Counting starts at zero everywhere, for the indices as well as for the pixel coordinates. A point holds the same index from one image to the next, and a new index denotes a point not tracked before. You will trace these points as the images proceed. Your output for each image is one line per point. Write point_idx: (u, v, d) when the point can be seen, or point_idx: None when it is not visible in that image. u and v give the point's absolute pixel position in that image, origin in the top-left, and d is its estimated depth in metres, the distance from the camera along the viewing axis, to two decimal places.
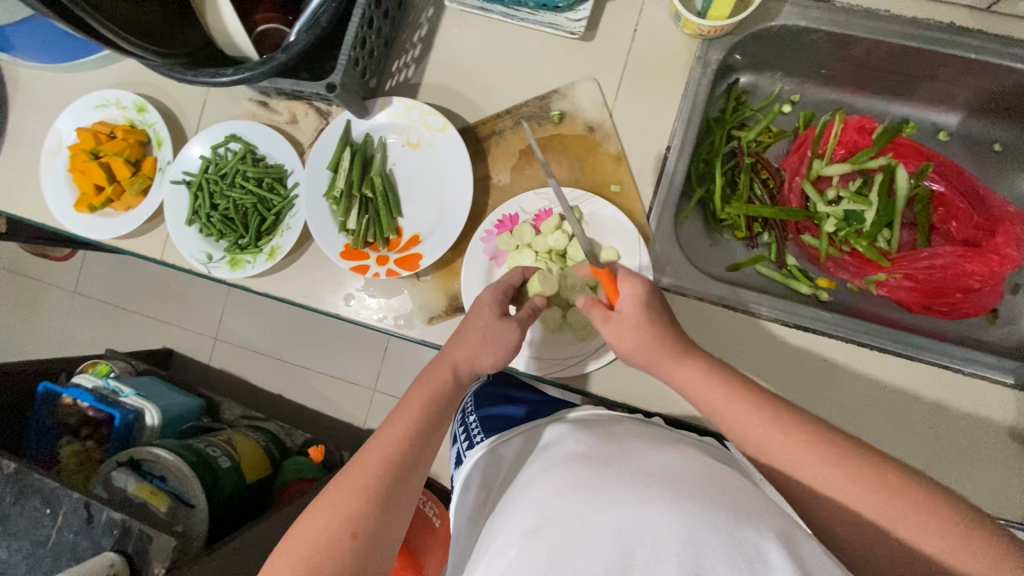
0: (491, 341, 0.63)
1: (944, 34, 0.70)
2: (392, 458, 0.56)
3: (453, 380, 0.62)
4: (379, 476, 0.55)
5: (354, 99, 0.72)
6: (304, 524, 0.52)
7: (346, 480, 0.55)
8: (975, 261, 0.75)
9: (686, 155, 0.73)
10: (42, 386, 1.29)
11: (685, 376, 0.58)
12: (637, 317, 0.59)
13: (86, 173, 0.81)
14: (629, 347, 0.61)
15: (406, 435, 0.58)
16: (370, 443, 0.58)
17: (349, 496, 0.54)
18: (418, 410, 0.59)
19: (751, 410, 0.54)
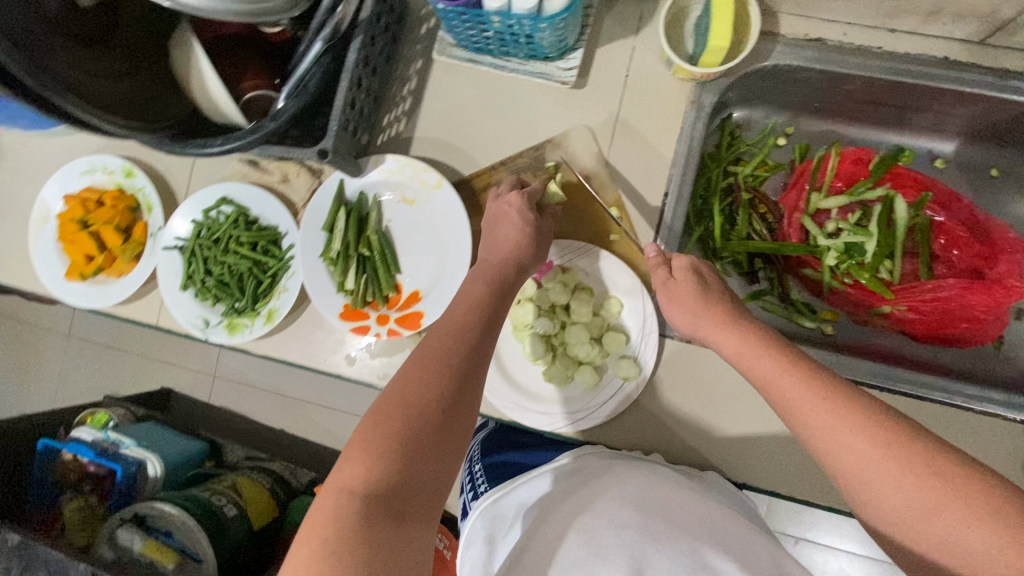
0: (519, 240, 0.66)
1: (938, 69, 0.69)
2: (441, 359, 0.55)
3: (492, 291, 0.62)
4: (432, 372, 0.54)
5: (346, 161, 0.71)
6: (363, 432, 0.50)
7: (399, 386, 0.53)
8: (978, 294, 0.74)
9: (684, 200, 0.70)
10: (41, 442, 1.27)
11: (741, 347, 0.57)
12: (691, 289, 0.63)
13: (76, 243, 0.80)
14: (674, 312, 0.64)
15: (456, 339, 0.57)
16: (415, 353, 0.56)
17: (405, 399, 0.51)
18: (474, 314, 0.60)
19: (834, 405, 0.50)
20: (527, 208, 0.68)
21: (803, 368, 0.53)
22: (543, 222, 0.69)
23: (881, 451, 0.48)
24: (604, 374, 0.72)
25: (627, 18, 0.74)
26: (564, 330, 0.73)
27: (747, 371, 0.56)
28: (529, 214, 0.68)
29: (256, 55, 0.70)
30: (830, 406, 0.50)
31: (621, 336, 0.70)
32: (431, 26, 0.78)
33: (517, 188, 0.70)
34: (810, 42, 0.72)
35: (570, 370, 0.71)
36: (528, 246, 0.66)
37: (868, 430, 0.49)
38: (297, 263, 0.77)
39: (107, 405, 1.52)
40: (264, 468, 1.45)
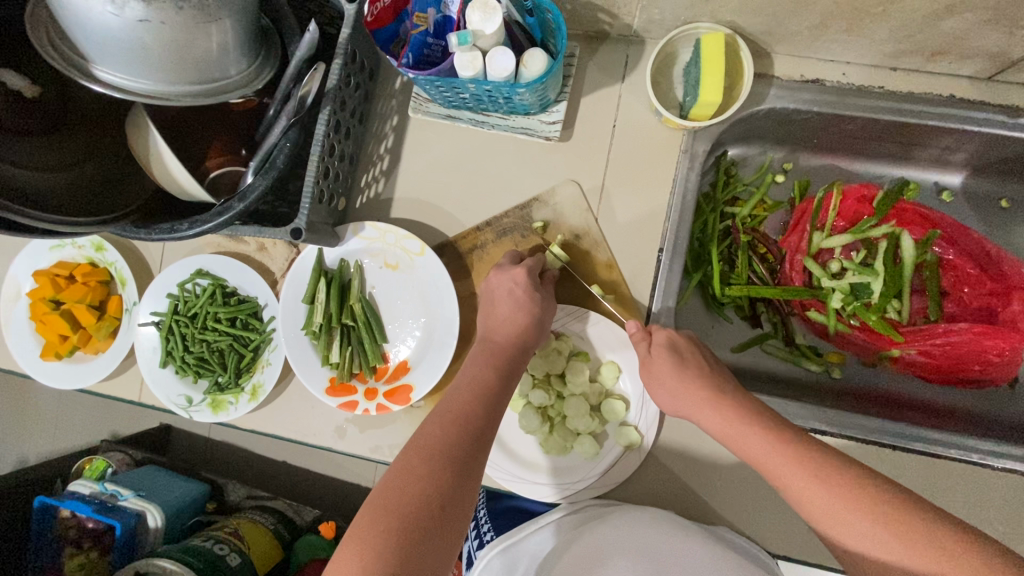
0: (522, 317, 0.63)
1: (942, 107, 0.66)
2: (443, 448, 0.52)
3: (500, 372, 0.60)
4: (434, 462, 0.51)
5: (323, 234, 0.67)
6: (361, 524, 0.48)
7: (397, 476, 0.50)
8: (993, 337, 0.72)
9: (680, 256, 0.67)
10: (37, 499, 1.24)
11: (740, 442, 0.54)
12: (677, 379, 0.59)
13: (49, 323, 0.77)
14: (655, 391, 0.62)
15: (459, 426, 0.54)
16: (416, 440, 0.54)
17: (405, 492, 0.49)
18: (471, 391, 0.58)
19: (842, 503, 0.48)
20: (531, 284, 0.65)
21: (812, 461, 0.51)
22: (546, 293, 0.66)
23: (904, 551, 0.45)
24: (604, 443, 0.69)
25: (612, 65, 0.70)
26: (561, 400, 0.71)
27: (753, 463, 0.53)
28: (525, 287, 0.64)
29: (224, 131, 0.66)
30: (837, 496, 0.48)
31: (621, 404, 0.67)
32: (405, 80, 0.74)
33: (504, 268, 0.67)
34: (807, 82, 0.68)
35: (568, 441, 0.68)
36: (528, 324, 0.63)
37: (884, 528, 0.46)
38: (278, 336, 0.74)
39: (105, 452, 1.43)
40: (266, 507, 1.38)
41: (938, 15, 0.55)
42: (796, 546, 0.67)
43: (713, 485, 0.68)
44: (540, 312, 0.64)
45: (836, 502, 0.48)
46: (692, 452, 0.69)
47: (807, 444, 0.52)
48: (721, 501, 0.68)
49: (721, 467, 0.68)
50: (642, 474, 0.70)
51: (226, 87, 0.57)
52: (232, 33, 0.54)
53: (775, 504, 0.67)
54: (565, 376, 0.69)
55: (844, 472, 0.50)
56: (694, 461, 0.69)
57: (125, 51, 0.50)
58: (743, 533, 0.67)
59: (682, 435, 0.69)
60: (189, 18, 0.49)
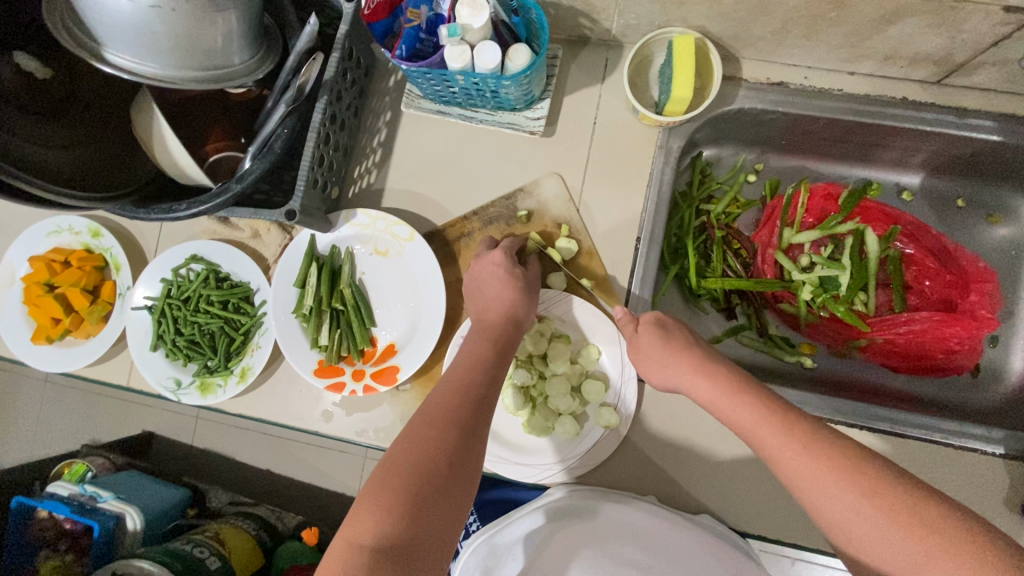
0: (507, 297, 0.65)
1: (897, 109, 0.71)
2: (447, 413, 0.53)
3: (495, 347, 0.61)
4: (441, 426, 0.51)
5: (316, 218, 0.70)
6: (373, 485, 0.47)
7: (405, 440, 0.50)
8: (953, 325, 0.76)
9: (656, 245, 0.71)
10: (14, 499, 1.22)
11: (720, 402, 0.56)
12: (652, 343, 0.63)
13: (42, 306, 0.78)
14: (646, 368, 0.64)
15: (462, 395, 0.55)
16: (420, 410, 0.54)
17: (414, 454, 0.49)
18: (468, 366, 0.58)
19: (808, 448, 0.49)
20: (511, 266, 0.67)
21: None
22: (529, 276, 0.69)
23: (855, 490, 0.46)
24: (585, 423, 0.71)
25: (593, 67, 0.75)
26: (543, 380, 0.73)
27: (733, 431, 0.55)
28: (513, 268, 0.67)
29: (222, 120, 0.70)
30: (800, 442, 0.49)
31: (600, 384, 0.70)
32: (398, 78, 0.79)
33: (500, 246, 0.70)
34: (772, 84, 0.73)
35: (550, 421, 0.70)
36: (517, 300, 0.65)
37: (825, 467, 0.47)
38: (270, 319, 0.76)
39: (84, 456, 1.41)
40: (249, 513, 1.36)
41: (885, 21, 0.61)
42: (774, 527, 0.68)
43: (692, 466, 0.70)
44: (524, 291, 0.66)
45: (807, 449, 0.49)
46: (671, 434, 0.70)
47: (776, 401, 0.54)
48: (699, 483, 0.70)
49: (699, 448, 0.70)
50: (624, 455, 0.71)
51: (231, 75, 0.61)
52: (236, 25, 0.57)
53: (754, 484, 0.69)
54: (547, 356, 0.71)
55: (812, 426, 0.51)
56: (674, 442, 0.70)
57: (137, 36, 0.54)
58: (722, 514, 0.69)
59: (661, 416, 0.71)
60: (198, 6, 0.53)
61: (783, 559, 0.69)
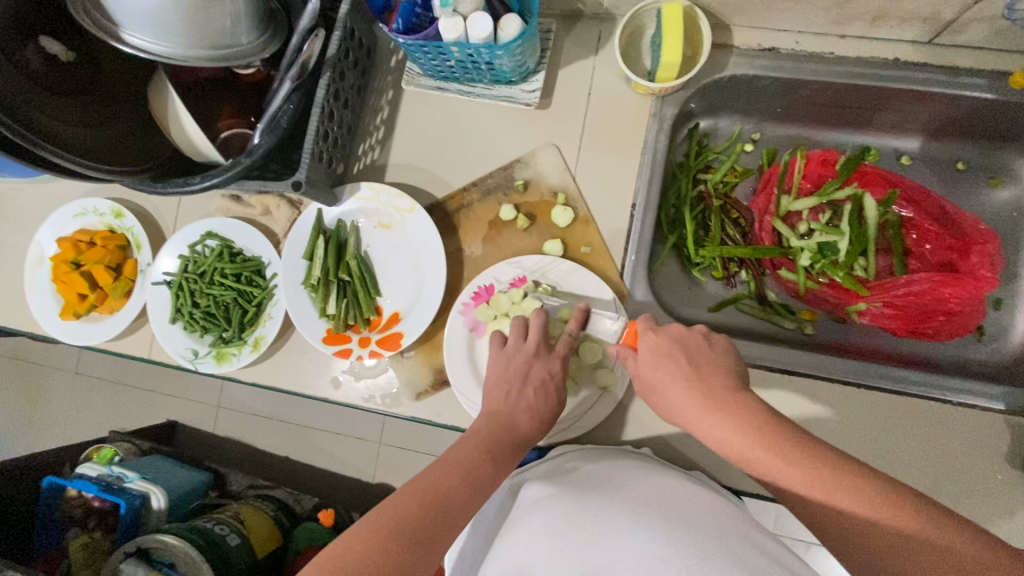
0: (538, 410, 0.63)
1: (889, 71, 0.71)
2: (476, 467, 0.55)
3: (512, 446, 0.59)
4: (433, 504, 0.50)
5: (321, 190, 0.73)
6: (343, 542, 0.45)
7: (392, 505, 0.49)
8: (951, 285, 0.76)
9: (651, 211, 0.73)
10: (47, 479, 1.28)
11: (701, 416, 0.53)
12: (654, 369, 0.58)
13: (69, 283, 0.83)
14: (652, 396, 0.59)
15: (462, 474, 0.53)
16: (416, 478, 0.53)
17: (396, 523, 0.47)
18: (485, 446, 0.58)
19: (804, 461, 0.47)
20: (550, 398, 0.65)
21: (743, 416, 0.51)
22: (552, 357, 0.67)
23: (845, 491, 0.45)
24: (582, 385, 0.73)
25: (586, 40, 0.77)
26: None
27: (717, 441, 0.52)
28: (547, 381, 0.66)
29: (233, 98, 0.74)
30: (789, 448, 0.48)
31: (597, 349, 0.71)
32: (399, 58, 0.82)
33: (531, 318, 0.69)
34: (764, 50, 0.74)
35: None
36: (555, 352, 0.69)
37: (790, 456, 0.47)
38: (280, 291, 0.79)
39: (112, 440, 1.47)
40: (268, 496, 1.40)
41: None
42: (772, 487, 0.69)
43: None
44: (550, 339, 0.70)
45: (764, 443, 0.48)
46: None
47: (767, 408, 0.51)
48: (696, 442, 0.71)
49: None
50: (621, 418, 0.73)
51: (237, 54, 0.64)
52: (244, 6, 0.61)
53: None
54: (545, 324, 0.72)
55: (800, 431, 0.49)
56: None
57: (152, 16, 0.57)
58: (720, 473, 0.70)
59: None
60: None
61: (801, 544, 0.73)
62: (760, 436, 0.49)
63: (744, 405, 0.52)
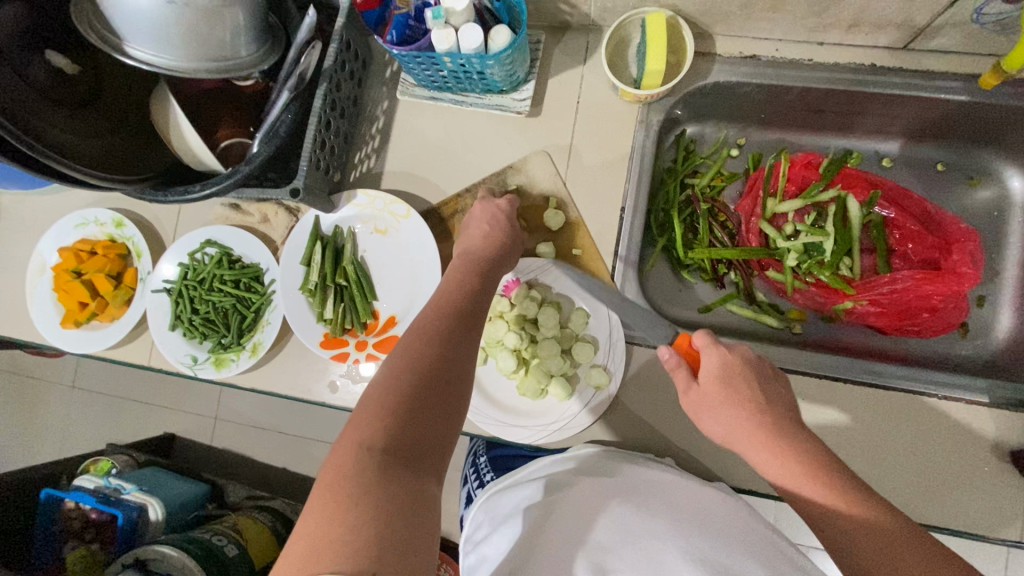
0: (467, 280, 0.63)
1: (866, 76, 0.74)
2: (399, 390, 0.49)
3: (456, 321, 0.58)
4: (389, 411, 0.47)
5: (319, 197, 0.75)
6: (322, 489, 0.42)
7: (350, 431, 0.46)
8: (934, 282, 0.77)
9: (641, 214, 0.76)
10: (44, 492, 1.28)
11: (769, 456, 0.55)
12: (715, 394, 0.60)
13: (70, 292, 0.84)
14: (705, 418, 0.61)
15: (411, 371, 0.51)
16: (366, 395, 0.50)
17: (358, 448, 0.45)
18: (417, 338, 0.55)
19: (829, 492, 0.51)
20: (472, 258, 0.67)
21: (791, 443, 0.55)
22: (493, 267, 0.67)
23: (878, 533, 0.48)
24: (576, 385, 0.74)
25: (575, 50, 0.80)
26: (535, 343, 0.76)
27: (772, 472, 0.55)
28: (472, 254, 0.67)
29: (230, 109, 0.76)
30: (824, 484, 0.51)
31: (589, 346, 0.73)
32: (394, 70, 0.84)
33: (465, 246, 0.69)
34: (746, 58, 0.77)
35: (542, 384, 0.73)
36: (483, 270, 0.65)
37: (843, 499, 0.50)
38: (278, 296, 0.80)
39: (110, 453, 1.46)
40: (267, 507, 1.40)
41: None
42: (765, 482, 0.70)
43: (682, 424, 0.72)
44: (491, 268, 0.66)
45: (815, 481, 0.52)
46: (661, 393, 0.73)
47: (820, 450, 0.54)
48: (689, 440, 0.72)
49: None
50: (615, 416, 0.74)
51: (238, 66, 0.66)
52: (243, 19, 0.64)
53: None
54: (538, 321, 0.74)
55: (835, 465, 0.53)
56: (664, 401, 0.73)
57: (155, 30, 0.60)
58: (714, 470, 0.71)
59: (648, 375, 0.73)
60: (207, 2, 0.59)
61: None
62: (804, 465, 0.53)
63: (799, 440, 0.55)
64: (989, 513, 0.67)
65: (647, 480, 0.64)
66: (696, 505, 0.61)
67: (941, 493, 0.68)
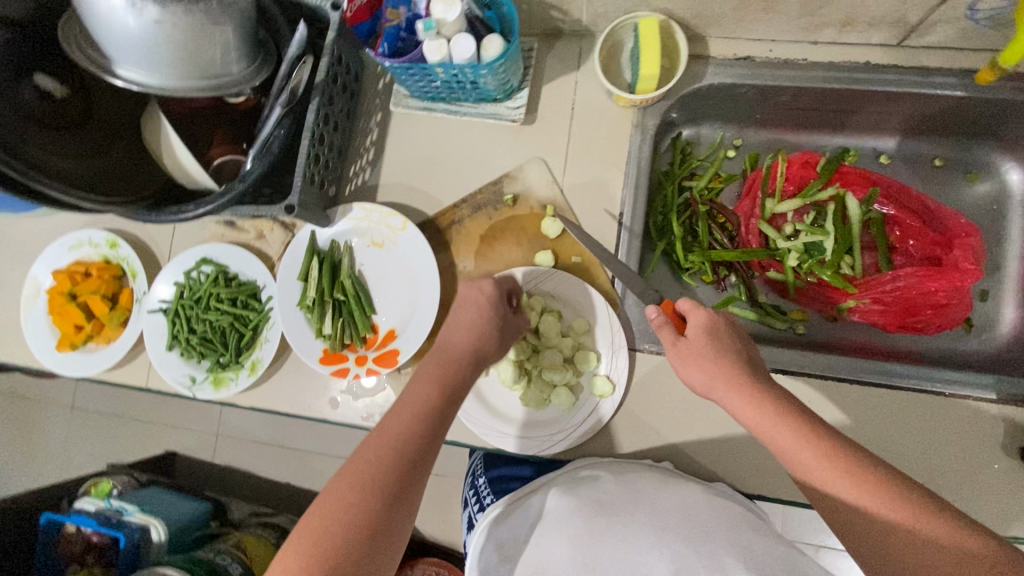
0: (469, 339, 0.62)
1: (861, 74, 0.74)
2: (356, 506, 0.49)
3: (439, 401, 0.57)
4: (339, 533, 0.48)
5: (315, 213, 0.74)
6: None
7: (297, 546, 0.48)
8: (937, 279, 0.76)
9: (639, 219, 0.75)
10: (45, 516, 1.26)
11: (762, 420, 0.55)
12: (703, 350, 0.59)
13: (65, 314, 0.83)
14: (689, 371, 0.60)
15: (370, 479, 0.51)
16: (321, 501, 0.50)
17: (296, 572, 0.46)
18: (394, 429, 0.54)
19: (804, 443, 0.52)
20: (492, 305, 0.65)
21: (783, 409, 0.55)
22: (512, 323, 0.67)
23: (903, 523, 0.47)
24: (580, 394, 0.73)
25: (568, 56, 0.80)
26: (536, 353, 0.75)
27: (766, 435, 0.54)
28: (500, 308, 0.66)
29: (226, 126, 0.75)
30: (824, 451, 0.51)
31: (592, 354, 0.72)
32: (387, 81, 0.84)
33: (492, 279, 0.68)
34: (740, 59, 0.77)
35: (545, 394, 0.73)
36: (477, 344, 0.62)
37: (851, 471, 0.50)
38: (276, 313, 0.80)
39: (111, 474, 1.45)
40: (270, 523, 1.38)
41: None
42: (774, 485, 0.69)
43: (688, 430, 0.71)
44: (494, 336, 0.64)
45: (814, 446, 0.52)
46: (665, 399, 0.72)
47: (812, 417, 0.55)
48: (696, 446, 0.71)
49: (694, 413, 0.71)
50: (620, 424, 0.73)
51: (228, 84, 0.65)
52: (233, 36, 0.63)
53: (751, 444, 0.69)
54: (539, 330, 0.74)
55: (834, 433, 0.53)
56: (669, 407, 0.72)
57: (143, 51, 0.59)
58: (722, 476, 0.70)
59: (652, 382, 0.73)
60: (196, 22, 0.58)
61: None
62: (783, 418, 0.54)
63: (788, 404, 0.55)
64: (1001, 511, 0.66)
65: (642, 488, 0.63)
66: (697, 512, 0.60)
67: (952, 492, 0.67)
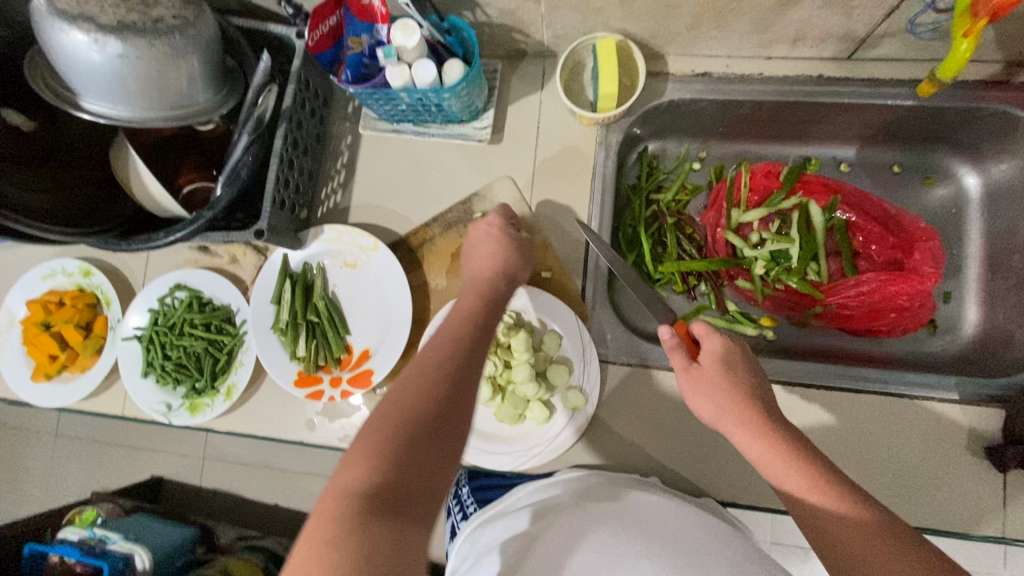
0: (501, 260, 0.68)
1: (815, 86, 0.76)
2: (423, 400, 0.50)
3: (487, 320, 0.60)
4: (411, 418, 0.48)
5: (286, 236, 0.76)
6: (335, 495, 0.43)
7: (370, 434, 0.47)
8: (898, 283, 0.79)
9: (606, 233, 0.76)
10: (26, 547, 1.24)
11: (752, 442, 0.55)
12: (714, 378, 0.60)
13: (39, 344, 0.83)
14: (697, 399, 0.61)
15: (439, 373, 0.52)
16: (391, 395, 0.50)
17: (375, 455, 0.45)
18: (453, 340, 0.57)
19: (797, 465, 0.52)
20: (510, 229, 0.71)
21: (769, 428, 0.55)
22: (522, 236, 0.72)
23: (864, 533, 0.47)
24: (553, 408, 0.74)
25: (531, 76, 0.82)
26: (509, 368, 0.75)
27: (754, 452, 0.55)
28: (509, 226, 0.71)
29: (194, 155, 0.77)
30: (796, 462, 0.52)
31: (563, 368, 0.73)
32: (355, 104, 0.85)
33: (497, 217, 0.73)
34: (698, 75, 0.79)
35: (519, 409, 0.73)
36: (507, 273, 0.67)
37: (821, 484, 0.50)
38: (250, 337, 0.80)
39: (95, 502, 1.42)
40: (258, 547, 1.37)
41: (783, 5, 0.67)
42: (745, 492, 0.70)
43: (660, 440, 0.72)
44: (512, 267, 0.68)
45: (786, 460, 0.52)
46: (636, 410, 0.73)
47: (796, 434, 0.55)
48: (668, 456, 0.72)
49: (665, 423, 0.72)
50: (593, 436, 0.73)
51: (195, 112, 0.66)
52: (199, 67, 0.64)
53: (722, 452, 0.70)
54: (510, 345, 0.73)
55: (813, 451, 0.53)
56: (641, 418, 0.73)
57: (108, 84, 0.60)
58: (694, 485, 0.70)
59: (623, 393, 0.74)
60: (159, 53, 0.59)
61: (798, 551, 0.74)
62: (767, 436, 0.55)
63: (779, 425, 0.55)
64: (967, 509, 0.67)
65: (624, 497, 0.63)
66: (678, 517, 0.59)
67: (920, 492, 0.68)
